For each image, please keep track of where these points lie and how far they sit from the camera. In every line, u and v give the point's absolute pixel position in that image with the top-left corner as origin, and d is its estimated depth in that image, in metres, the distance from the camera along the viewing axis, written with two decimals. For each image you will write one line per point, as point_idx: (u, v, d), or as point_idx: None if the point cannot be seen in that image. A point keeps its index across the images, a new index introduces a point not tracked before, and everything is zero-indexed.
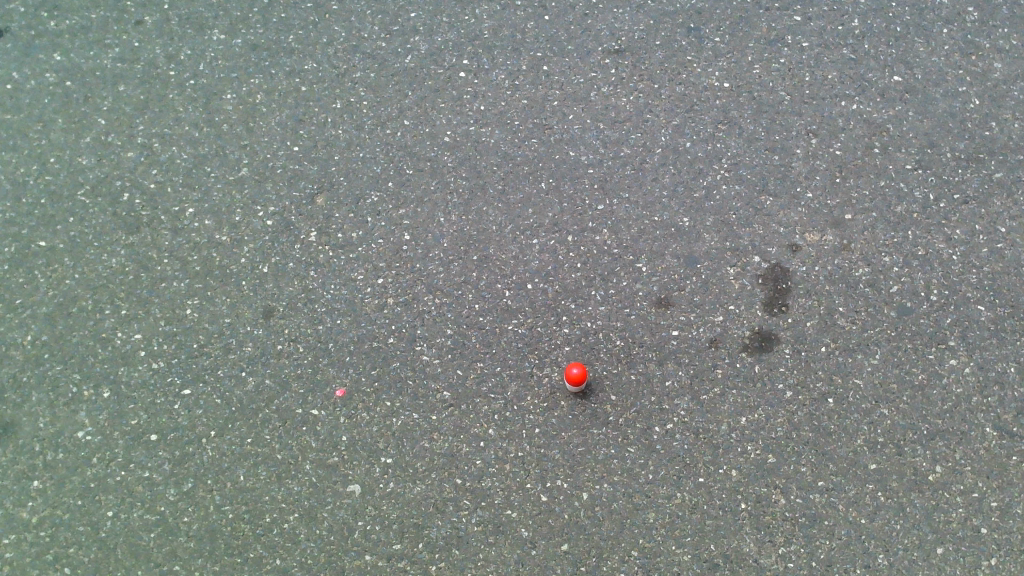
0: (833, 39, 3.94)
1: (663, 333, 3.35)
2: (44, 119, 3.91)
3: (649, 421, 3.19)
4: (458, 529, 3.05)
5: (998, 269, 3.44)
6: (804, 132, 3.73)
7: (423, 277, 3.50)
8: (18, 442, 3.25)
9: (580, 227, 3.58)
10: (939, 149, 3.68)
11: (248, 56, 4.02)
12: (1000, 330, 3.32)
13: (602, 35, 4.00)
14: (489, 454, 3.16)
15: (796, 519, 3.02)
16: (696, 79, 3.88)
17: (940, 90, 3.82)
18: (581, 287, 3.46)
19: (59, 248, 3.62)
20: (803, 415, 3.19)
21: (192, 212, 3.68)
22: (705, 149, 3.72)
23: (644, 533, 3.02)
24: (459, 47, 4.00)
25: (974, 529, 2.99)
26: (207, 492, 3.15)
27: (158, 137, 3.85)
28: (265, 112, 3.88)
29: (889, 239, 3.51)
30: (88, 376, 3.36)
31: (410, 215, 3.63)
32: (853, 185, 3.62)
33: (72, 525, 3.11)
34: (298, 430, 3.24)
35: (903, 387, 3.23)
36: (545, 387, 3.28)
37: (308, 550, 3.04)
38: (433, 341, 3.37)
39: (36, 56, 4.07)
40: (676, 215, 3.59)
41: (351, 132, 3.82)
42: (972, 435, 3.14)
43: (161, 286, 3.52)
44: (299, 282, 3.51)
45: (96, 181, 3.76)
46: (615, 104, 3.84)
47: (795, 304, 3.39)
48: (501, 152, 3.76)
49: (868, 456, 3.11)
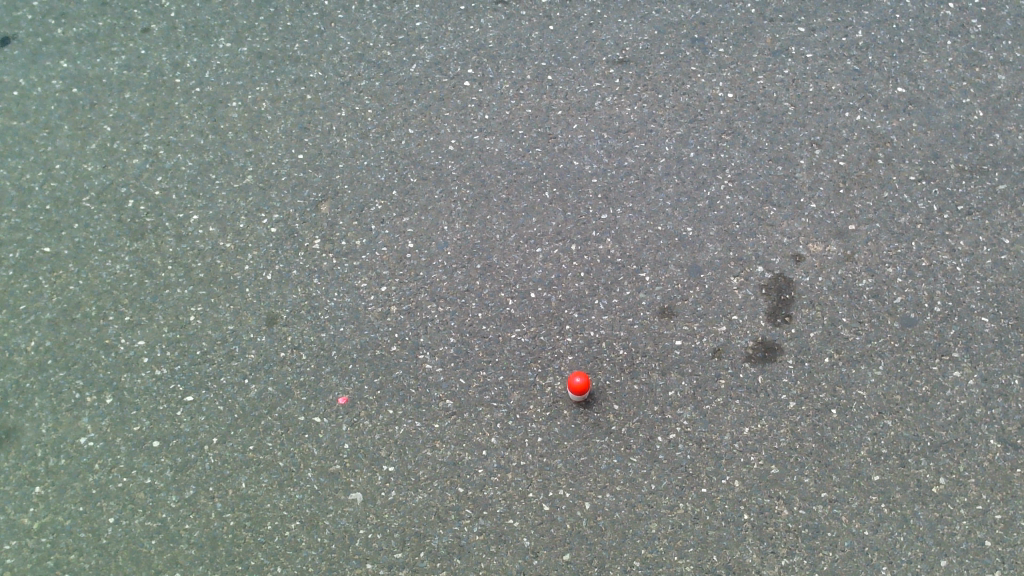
0: (836, 50, 3.95)
1: (666, 342, 3.35)
2: (51, 126, 3.93)
3: (652, 431, 3.19)
4: (459, 537, 3.04)
5: (1002, 281, 3.43)
6: (808, 143, 3.74)
7: (426, 285, 3.51)
8: (20, 447, 3.25)
9: (584, 236, 3.58)
10: (943, 161, 3.68)
11: (254, 64, 4.04)
12: (1004, 341, 3.31)
13: (606, 44, 4.02)
14: (492, 463, 3.15)
15: (799, 530, 3.01)
16: (700, 89, 3.89)
17: (944, 101, 3.82)
18: (584, 296, 3.46)
19: (63, 254, 3.63)
20: (806, 426, 3.18)
21: (197, 219, 3.68)
22: (708, 159, 3.73)
23: (646, 543, 3.01)
24: (464, 57, 4.01)
25: (978, 541, 2.98)
26: (209, 499, 3.14)
27: (164, 144, 3.86)
28: (270, 120, 3.89)
29: (892, 249, 3.51)
30: (90, 382, 3.36)
31: (414, 223, 3.64)
32: (856, 196, 3.62)
33: (73, 531, 3.11)
34: (300, 437, 3.23)
35: (906, 398, 3.22)
36: (548, 396, 3.27)
37: (308, 558, 3.03)
38: (436, 349, 3.37)
39: (43, 63, 4.09)
40: (679, 224, 3.59)
41: (356, 140, 3.83)
42: (975, 447, 3.13)
43: (164, 292, 3.53)
44: (302, 289, 3.52)
45: (101, 188, 3.77)
46: (619, 113, 3.85)
47: (799, 314, 3.39)
48: (505, 161, 3.77)
49: (871, 468, 3.10)
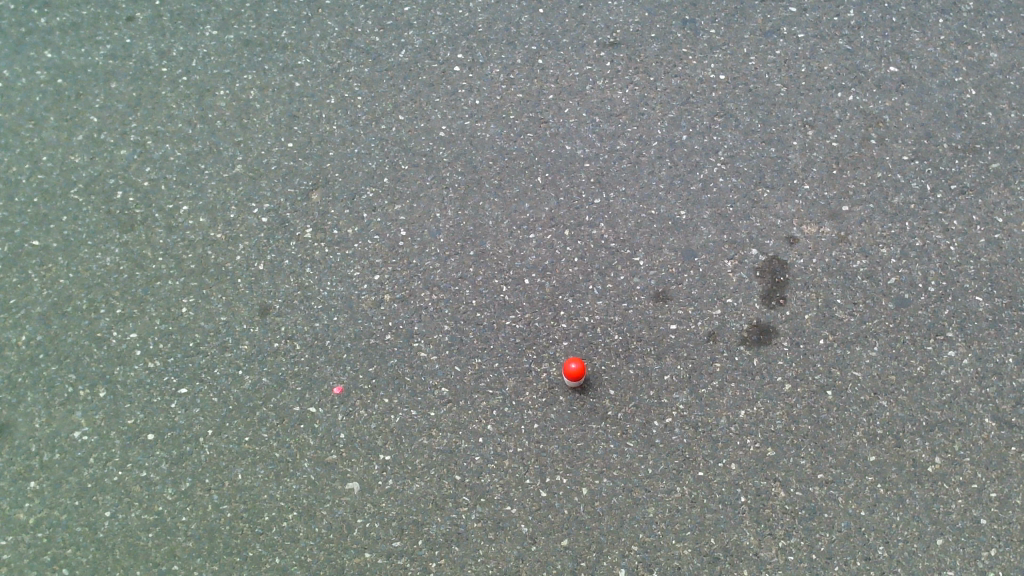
0: (829, 30, 3.92)
1: (661, 326, 3.35)
2: (36, 117, 3.88)
3: (648, 415, 3.19)
4: (458, 525, 3.04)
5: (996, 259, 3.44)
6: (801, 124, 3.72)
7: (420, 272, 3.49)
8: (15, 442, 3.23)
9: (578, 221, 3.57)
10: (936, 140, 3.67)
11: (241, 51, 3.99)
12: (998, 320, 3.32)
13: (597, 27, 3.97)
14: (488, 450, 3.15)
15: (796, 511, 3.02)
16: (692, 71, 3.86)
17: (937, 80, 3.80)
18: (579, 282, 3.45)
19: (52, 247, 3.60)
20: (802, 408, 3.18)
21: (187, 209, 3.65)
22: (701, 141, 3.70)
23: (644, 527, 3.02)
24: (454, 41, 3.97)
25: (974, 520, 3.00)
26: (205, 491, 3.14)
27: (151, 134, 3.82)
28: (259, 108, 3.85)
29: (886, 230, 3.50)
30: (84, 375, 3.34)
31: (406, 211, 3.61)
32: (850, 177, 3.60)
33: (70, 525, 3.10)
34: (296, 428, 3.22)
35: (902, 378, 3.22)
36: (544, 382, 3.27)
37: (307, 548, 3.03)
38: (432, 337, 3.36)
39: (26, 53, 4.03)
40: (672, 208, 3.57)
41: (345, 128, 3.79)
42: (971, 426, 3.15)
43: (155, 284, 3.50)
44: (295, 279, 3.49)
45: (89, 179, 3.73)
46: (611, 97, 3.82)
47: (794, 297, 3.38)
48: (497, 147, 3.74)
49: (867, 448, 3.12)
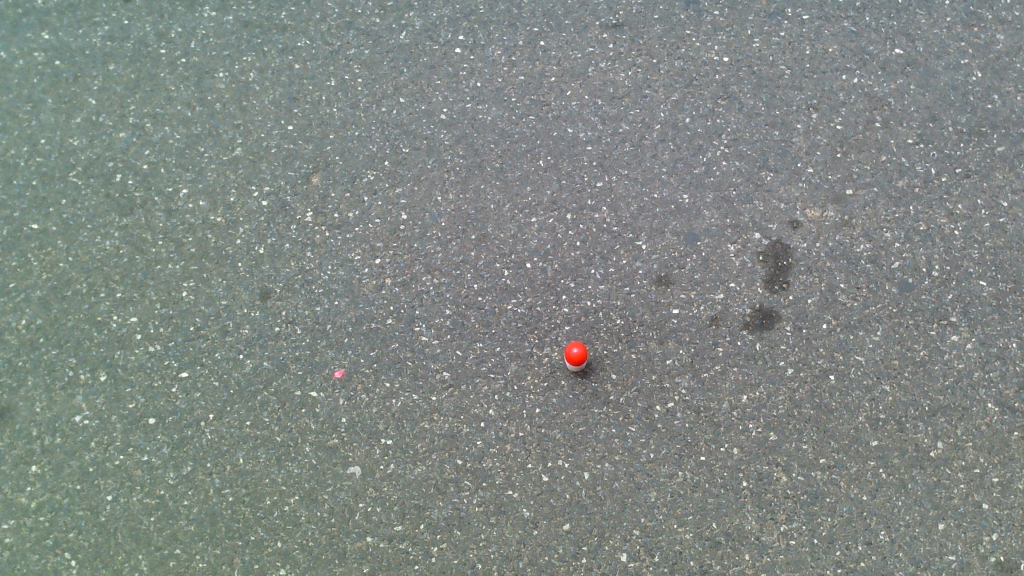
0: (834, 12, 3.88)
1: (663, 311, 3.33)
2: (34, 100, 3.85)
3: (650, 400, 3.18)
4: (459, 510, 3.04)
5: (1000, 244, 3.41)
6: (804, 107, 3.69)
7: (422, 256, 3.47)
8: (15, 427, 3.23)
9: (579, 205, 3.54)
10: (941, 123, 3.64)
11: (240, 33, 3.95)
12: (1002, 305, 3.31)
13: (599, 9, 3.93)
14: (490, 435, 3.15)
15: (797, 496, 3.02)
16: (695, 53, 3.82)
17: (942, 62, 3.77)
18: (581, 266, 3.43)
19: (51, 231, 3.58)
20: (804, 393, 3.18)
21: (186, 193, 3.63)
22: (704, 124, 3.67)
23: (646, 512, 3.02)
24: (455, 23, 3.93)
25: (976, 504, 3.00)
26: (207, 475, 3.14)
27: (150, 116, 3.79)
28: (258, 91, 3.82)
29: (890, 214, 3.48)
30: (84, 359, 3.33)
31: (407, 194, 3.59)
32: (854, 160, 3.58)
33: (71, 509, 3.10)
34: (297, 412, 3.22)
35: (904, 363, 3.22)
36: (546, 366, 3.26)
37: (308, 532, 3.04)
38: (433, 321, 3.35)
39: (23, 34, 3.99)
40: (676, 191, 3.55)
41: (346, 111, 3.76)
42: (973, 411, 3.14)
43: (155, 268, 3.49)
44: (295, 263, 3.48)
45: (88, 162, 3.70)
46: (613, 79, 3.79)
47: (797, 281, 3.37)
48: (499, 130, 3.71)
49: (869, 433, 3.11)
